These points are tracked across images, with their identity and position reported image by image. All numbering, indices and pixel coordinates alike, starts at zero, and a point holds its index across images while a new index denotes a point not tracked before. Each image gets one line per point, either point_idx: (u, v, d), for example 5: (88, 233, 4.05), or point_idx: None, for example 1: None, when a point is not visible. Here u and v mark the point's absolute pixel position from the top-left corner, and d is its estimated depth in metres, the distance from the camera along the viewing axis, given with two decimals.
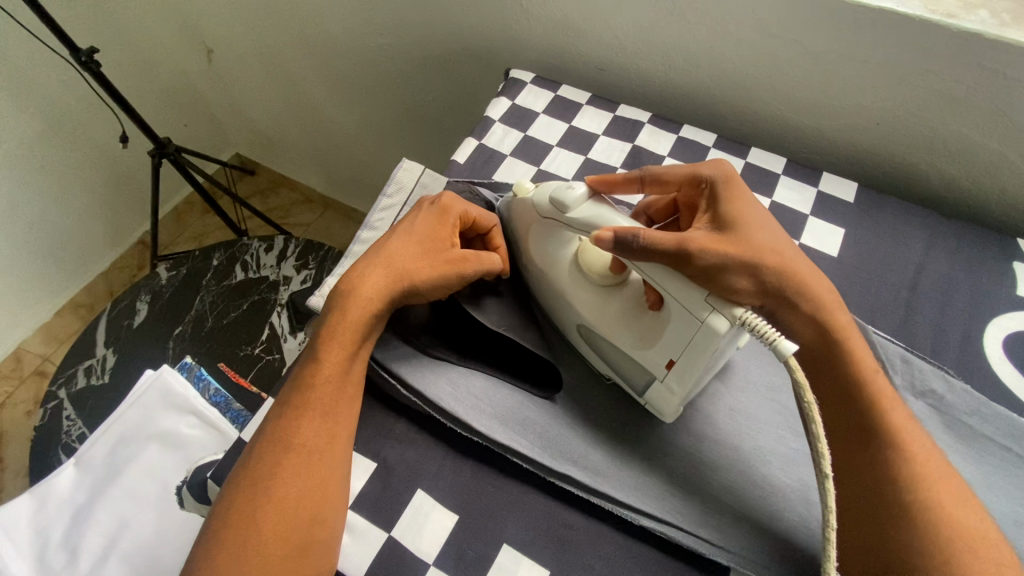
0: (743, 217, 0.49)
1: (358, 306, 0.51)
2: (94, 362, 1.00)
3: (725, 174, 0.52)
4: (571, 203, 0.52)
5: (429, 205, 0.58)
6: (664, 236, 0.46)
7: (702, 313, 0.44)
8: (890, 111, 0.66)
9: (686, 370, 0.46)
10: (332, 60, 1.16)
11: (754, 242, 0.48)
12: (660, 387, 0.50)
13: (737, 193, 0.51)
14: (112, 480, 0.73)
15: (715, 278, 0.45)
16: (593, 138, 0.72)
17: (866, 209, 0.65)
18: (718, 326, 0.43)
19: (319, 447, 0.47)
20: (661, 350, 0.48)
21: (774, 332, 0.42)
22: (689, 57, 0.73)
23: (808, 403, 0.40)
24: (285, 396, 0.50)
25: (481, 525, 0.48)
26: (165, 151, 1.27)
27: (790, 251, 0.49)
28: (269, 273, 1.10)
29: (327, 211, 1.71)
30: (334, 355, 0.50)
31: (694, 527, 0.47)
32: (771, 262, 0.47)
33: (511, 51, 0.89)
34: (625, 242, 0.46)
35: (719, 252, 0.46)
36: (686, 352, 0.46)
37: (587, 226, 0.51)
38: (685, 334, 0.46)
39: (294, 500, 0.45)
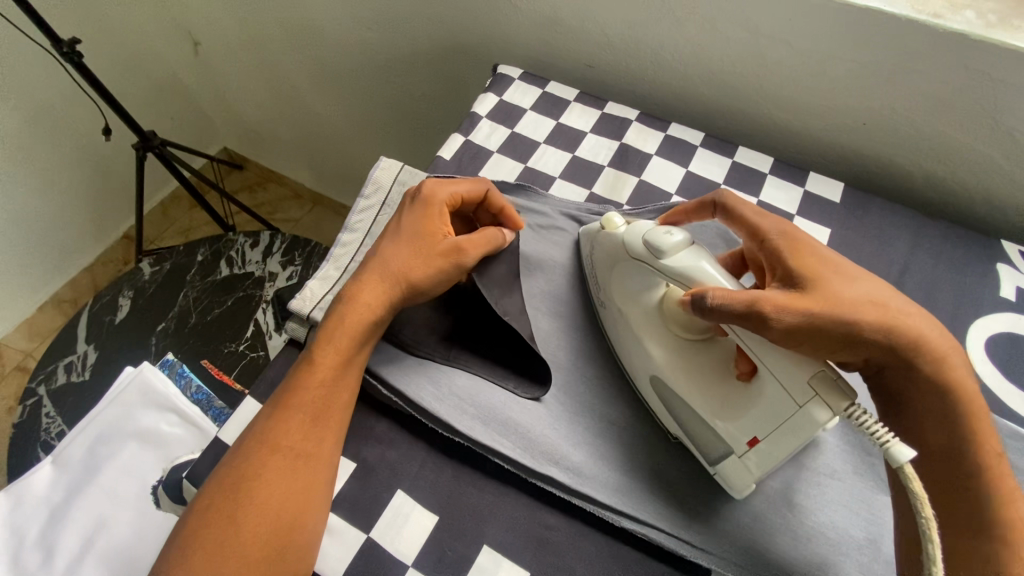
0: (818, 275, 0.45)
1: (356, 311, 0.51)
2: (74, 358, 0.99)
3: (787, 232, 0.49)
4: (667, 248, 0.50)
5: (412, 202, 0.57)
6: (742, 297, 0.43)
7: (800, 398, 0.42)
8: (876, 111, 0.66)
9: (773, 451, 0.44)
10: (320, 54, 1.14)
11: (843, 298, 0.44)
12: (735, 462, 0.46)
13: (808, 249, 0.47)
14: (89, 479, 0.72)
15: (798, 339, 0.43)
16: (581, 135, 0.71)
17: (851, 209, 0.65)
18: (820, 417, 0.41)
19: (308, 451, 0.46)
20: (748, 422, 0.46)
21: (887, 433, 0.39)
22: (678, 55, 0.72)
23: (926, 516, 0.38)
24: (274, 401, 0.49)
25: (461, 526, 0.47)
26: (150, 145, 1.25)
27: (894, 302, 0.45)
28: (254, 269, 1.08)
29: (316, 207, 1.69)
30: (328, 357, 0.49)
31: (676, 530, 0.47)
32: (873, 317, 0.43)
33: (499, 47, 0.88)
34: (698, 303, 0.45)
35: (801, 311, 0.43)
36: (778, 432, 0.44)
37: (682, 276, 0.49)
38: (779, 413, 0.44)
39: (278, 503, 0.44)
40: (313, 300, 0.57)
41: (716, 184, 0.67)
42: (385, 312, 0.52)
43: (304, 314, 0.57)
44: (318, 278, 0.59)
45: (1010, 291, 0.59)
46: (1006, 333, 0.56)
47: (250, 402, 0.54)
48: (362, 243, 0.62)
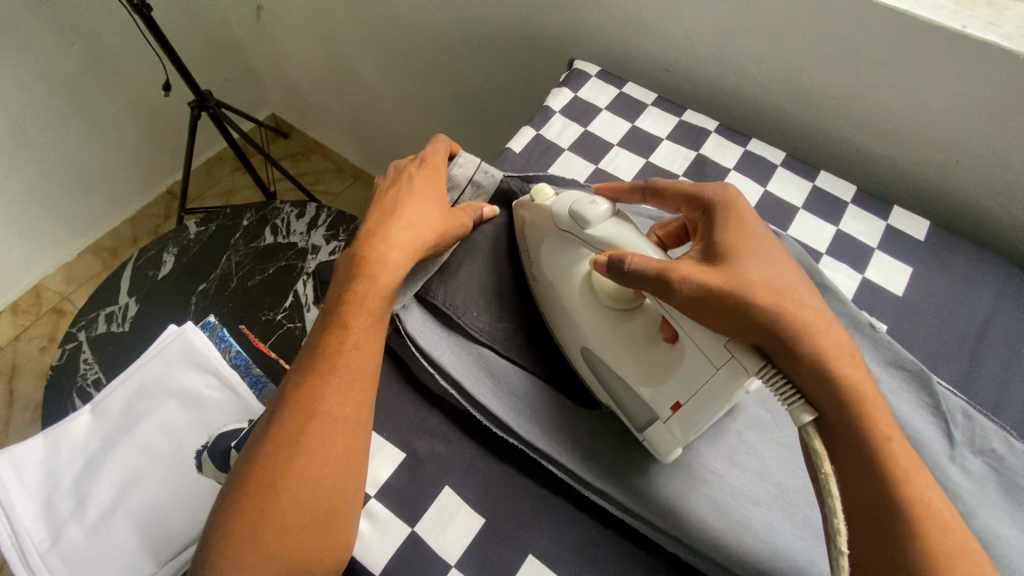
0: (736, 248, 0.44)
1: (387, 268, 0.52)
2: (116, 308, 1.00)
3: (728, 201, 0.48)
4: (592, 218, 0.51)
5: (419, 167, 0.60)
6: (650, 262, 0.45)
7: (716, 358, 0.42)
8: (974, 150, 0.62)
9: (695, 414, 0.44)
10: (384, 30, 1.13)
11: (745, 277, 0.42)
12: (662, 427, 0.47)
13: (737, 222, 0.46)
14: (126, 432, 0.72)
15: (703, 310, 0.42)
16: (657, 141, 0.69)
17: (936, 249, 0.62)
18: (733, 377, 0.41)
19: (346, 415, 0.46)
20: (669, 389, 0.46)
21: (792, 394, 0.40)
22: (765, 69, 0.70)
23: (825, 474, 0.37)
24: (307, 370, 0.48)
25: (508, 532, 0.46)
26: (204, 105, 1.25)
27: (792, 288, 0.42)
28: (298, 240, 1.08)
29: (357, 182, 1.68)
30: (362, 321, 0.50)
31: (733, 564, 0.45)
32: (757, 300, 0.41)
33: (575, 41, 0.86)
34: (614, 265, 0.47)
35: (703, 284, 0.42)
36: (697, 398, 0.44)
37: (607, 244, 0.50)
38: (699, 376, 0.44)
39: (317, 472, 0.43)
40: None
41: (795, 208, 0.64)
42: (410, 262, 0.53)
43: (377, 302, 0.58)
44: None
45: None
46: None
47: None
48: None
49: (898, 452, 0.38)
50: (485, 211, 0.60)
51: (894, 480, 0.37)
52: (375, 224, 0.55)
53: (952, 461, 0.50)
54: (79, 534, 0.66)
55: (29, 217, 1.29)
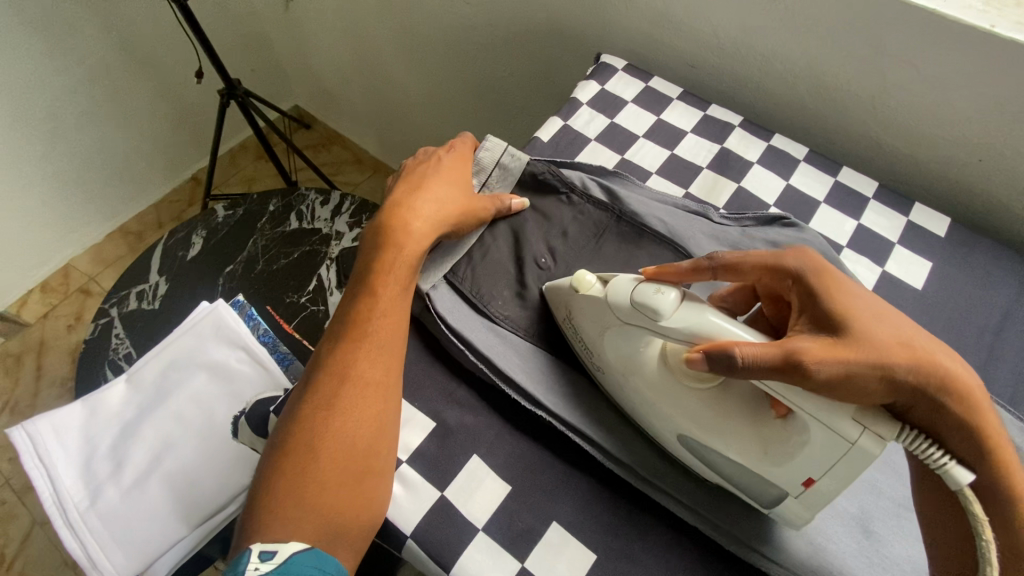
0: (851, 311, 0.42)
1: (414, 241, 0.54)
2: (146, 287, 1.03)
3: (815, 264, 0.45)
4: (664, 310, 0.46)
5: (446, 152, 0.63)
6: (767, 353, 0.39)
7: (851, 434, 0.38)
8: (996, 148, 0.64)
9: (834, 487, 0.41)
10: (412, 24, 1.16)
11: (874, 340, 0.40)
12: (792, 504, 0.44)
13: (835, 283, 0.44)
14: (160, 402, 0.75)
15: (837, 389, 0.39)
16: (681, 134, 0.71)
17: (956, 245, 0.63)
18: (870, 448, 0.38)
19: (377, 380, 0.48)
20: (795, 467, 0.42)
21: (942, 457, 0.38)
22: (790, 66, 0.71)
23: (986, 540, 0.37)
24: (339, 336, 0.51)
25: (534, 500, 0.48)
26: (234, 93, 1.28)
27: (915, 341, 0.41)
28: (322, 226, 1.11)
29: (376, 173, 1.71)
30: (391, 291, 0.52)
31: (749, 537, 0.46)
32: (895, 362, 0.39)
33: (601, 36, 0.87)
34: (720, 363, 0.41)
35: (840, 362, 0.39)
36: (832, 473, 0.40)
37: (688, 333, 0.45)
38: (830, 452, 0.40)
39: (351, 432, 0.46)
40: None
41: (817, 202, 0.65)
42: (434, 236, 0.56)
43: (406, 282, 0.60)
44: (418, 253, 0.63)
45: None
46: None
47: None
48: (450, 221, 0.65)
49: (1023, 485, 0.40)
50: (513, 203, 0.61)
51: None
52: (401, 201, 0.58)
53: None
54: (115, 496, 0.68)
55: (62, 198, 1.33)
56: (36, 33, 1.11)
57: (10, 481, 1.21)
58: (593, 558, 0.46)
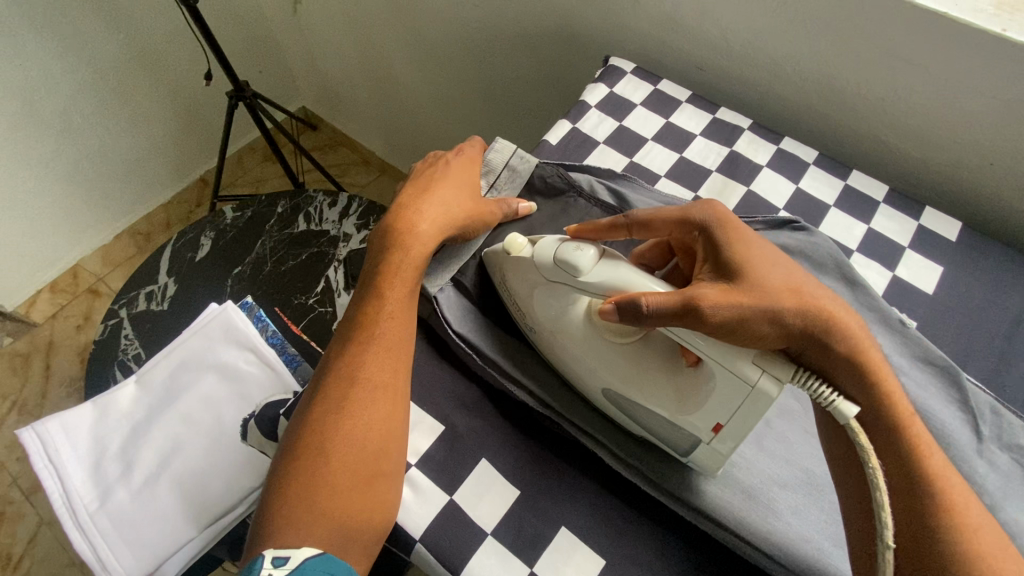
0: (749, 259, 0.44)
1: (419, 242, 0.55)
2: (155, 288, 1.04)
3: (721, 217, 0.47)
4: (583, 267, 0.49)
5: (455, 154, 0.63)
6: (669, 298, 0.42)
7: (751, 376, 0.40)
8: (1009, 153, 0.63)
9: (740, 430, 0.43)
10: (420, 27, 1.16)
11: (768, 285, 0.42)
12: (706, 450, 0.46)
13: (737, 232, 0.45)
14: (170, 403, 0.75)
15: (734, 333, 0.41)
16: (690, 137, 0.70)
17: (968, 250, 0.63)
18: (769, 389, 0.40)
19: (384, 382, 0.48)
20: (705, 414, 0.44)
21: (832, 394, 0.40)
22: (799, 69, 0.71)
23: (874, 469, 0.39)
24: (348, 339, 0.51)
25: (542, 505, 0.48)
26: (242, 95, 1.29)
27: (809, 287, 0.43)
28: (330, 227, 1.11)
29: (383, 175, 1.71)
30: (398, 293, 0.52)
31: (760, 544, 0.46)
32: (785, 306, 0.41)
33: (609, 38, 0.87)
34: (628, 310, 0.43)
35: (733, 305, 0.41)
36: (736, 417, 0.42)
37: (605, 290, 0.47)
38: (733, 396, 0.42)
39: (360, 434, 0.46)
40: None
41: (827, 206, 0.65)
42: (440, 239, 0.56)
43: None
44: None
45: None
46: None
47: None
48: None
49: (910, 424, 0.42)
50: (520, 207, 0.62)
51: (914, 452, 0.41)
52: (408, 203, 0.58)
53: (980, 455, 0.50)
54: (125, 497, 0.69)
55: (71, 199, 1.34)
56: (47, 36, 1.12)
57: (18, 480, 1.22)
58: (601, 562, 0.46)
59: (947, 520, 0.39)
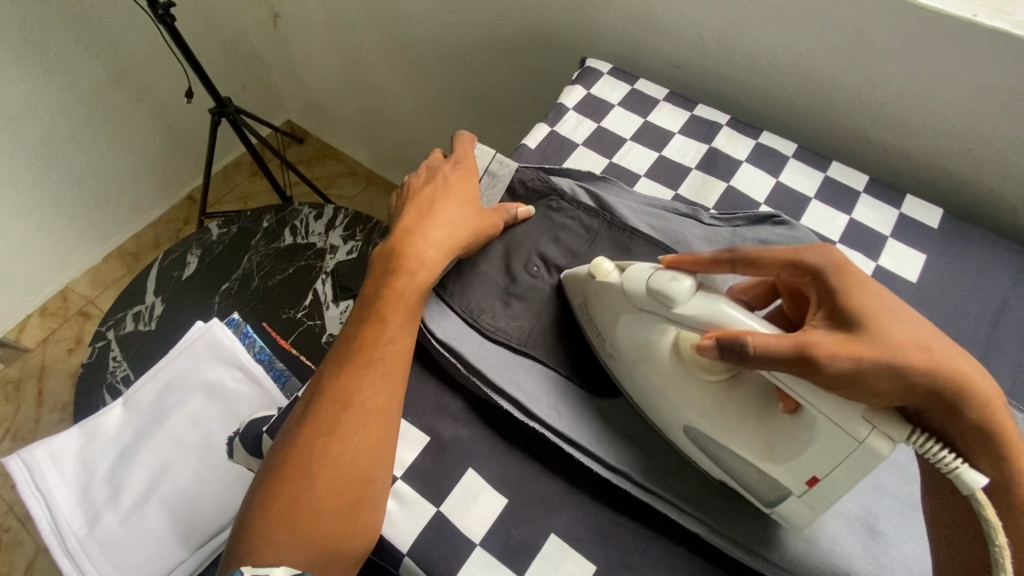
0: (873, 309, 0.39)
1: (425, 267, 0.54)
2: (142, 308, 1.03)
3: (836, 262, 0.42)
4: (678, 297, 0.46)
5: (453, 167, 0.62)
6: (781, 341, 0.39)
7: (860, 432, 0.37)
8: (985, 138, 0.63)
9: (838, 488, 0.40)
10: (400, 36, 1.16)
11: (892, 339, 0.38)
12: (793, 500, 0.43)
13: (859, 278, 0.41)
14: (157, 424, 0.74)
15: (849, 387, 0.38)
16: (669, 135, 0.70)
17: (950, 236, 0.63)
18: (878, 448, 0.37)
19: (378, 407, 0.48)
20: (801, 464, 0.41)
21: (955, 459, 0.36)
22: (775, 62, 0.71)
23: (1001, 547, 0.35)
24: (343, 360, 0.50)
25: (530, 512, 0.47)
26: (225, 111, 1.28)
27: (942, 345, 0.38)
28: (316, 240, 1.11)
29: (371, 185, 1.71)
30: (398, 317, 0.52)
31: (747, 541, 0.46)
32: (915, 367, 0.37)
33: (586, 40, 0.87)
34: (731, 348, 0.40)
35: (850, 358, 0.37)
36: (835, 474, 0.40)
37: (701, 322, 0.45)
38: (835, 450, 0.39)
39: (350, 459, 0.45)
40: None
41: (807, 198, 0.65)
42: (444, 264, 0.55)
43: None
44: None
45: None
46: None
47: None
48: None
49: None
50: (519, 211, 0.61)
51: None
52: (412, 223, 0.57)
53: None
54: (114, 521, 0.68)
55: (57, 222, 1.34)
56: (26, 60, 1.11)
57: (13, 507, 1.21)
58: (592, 568, 0.45)
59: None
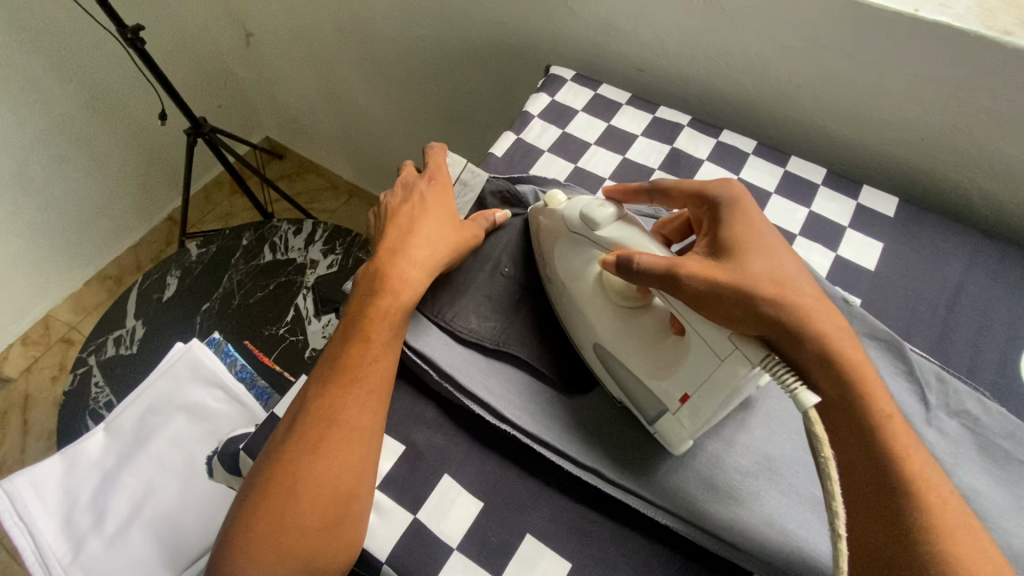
0: (742, 242, 0.46)
1: (407, 284, 0.54)
2: (123, 332, 1.03)
3: (734, 197, 0.50)
4: (601, 221, 0.53)
5: (429, 183, 0.62)
6: (659, 260, 0.46)
7: (721, 350, 0.43)
8: (936, 128, 0.65)
9: (702, 405, 0.45)
10: (371, 51, 1.17)
11: (750, 271, 0.44)
12: (671, 419, 0.48)
13: (741, 216, 0.48)
14: (140, 447, 0.75)
15: (708, 304, 0.44)
16: (632, 138, 0.72)
17: (906, 223, 0.65)
18: (739, 370, 0.42)
19: (363, 424, 0.48)
20: (679, 379, 0.47)
21: (796, 381, 0.39)
22: (732, 63, 0.73)
23: (826, 459, 0.37)
24: (325, 378, 0.50)
25: (506, 514, 0.48)
26: (200, 131, 1.28)
27: (794, 280, 0.45)
28: (296, 255, 1.11)
29: (352, 198, 1.71)
30: (381, 334, 0.52)
31: (719, 530, 0.47)
32: (765, 292, 0.43)
33: (551, 48, 0.89)
34: (625, 265, 0.48)
35: (709, 278, 0.44)
36: (704, 387, 0.45)
37: (614, 245, 0.52)
38: (704, 368, 0.45)
39: (334, 477, 0.46)
40: None
41: (768, 193, 0.67)
42: (428, 281, 0.55)
43: None
44: None
45: None
46: None
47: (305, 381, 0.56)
48: None
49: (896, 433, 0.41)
50: (497, 216, 0.62)
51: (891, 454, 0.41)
52: (393, 244, 0.57)
53: (929, 424, 0.51)
54: (99, 546, 0.69)
55: (35, 250, 1.33)
56: None
57: None
58: (568, 565, 0.46)
59: (924, 518, 0.38)
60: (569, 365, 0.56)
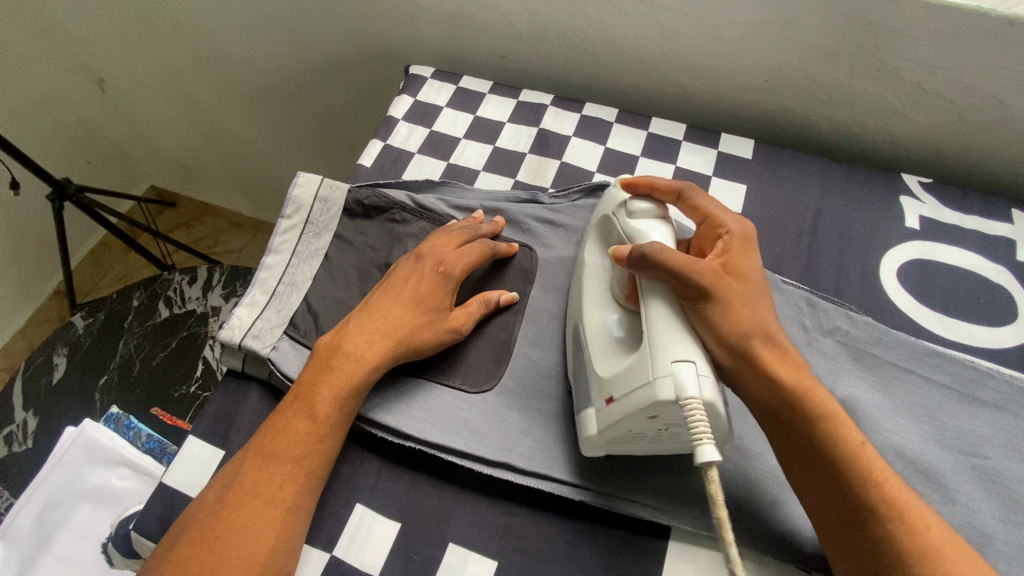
0: (750, 281, 0.47)
1: (357, 365, 0.48)
2: (13, 428, 0.93)
3: (745, 232, 0.49)
4: (636, 213, 0.51)
5: (418, 257, 0.55)
6: (677, 257, 0.44)
7: (662, 369, 0.41)
8: (775, 69, 0.68)
9: (619, 412, 0.43)
10: (233, 77, 1.11)
11: (746, 306, 0.45)
12: (592, 415, 0.46)
13: (749, 252, 0.49)
14: (43, 549, 0.69)
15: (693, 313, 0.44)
16: (500, 126, 0.72)
17: (764, 163, 0.68)
18: (660, 391, 0.40)
19: (291, 503, 0.44)
20: (612, 381, 0.44)
21: (706, 435, 0.39)
22: (583, 36, 0.73)
23: (718, 518, 0.38)
24: (254, 449, 0.46)
25: (425, 526, 0.47)
26: (65, 194, 1.17)
27: (778, 334, 0.46)
28: (195, 306, 1.06)
29: (258, 234, 1.61)
30: (325, 407, 0.47)
31: (631, 493, 0.47)
32: (755, 334, 0.45)
33: (410, 47, 0.88)
34: (639, 251, 0.45)
35: (706, 290, 0.44)
36: (627, 395, 0.42)
37: (635, 237, 0.50)
38: (636, 379, 0.42)
39: (252, 559, 0.41)
40: (242, 328, 0.52)
41: (635, 157, 0.69)
42: (387, 364, 0.49)
43: (235, 344, 0.52)
44: (245, 305, 0.54)
45: (914, 221, 0.63)
46: (914, 261, 0.60)
47: (194, 441, 0.51)
48: (289, 265, 0.57)
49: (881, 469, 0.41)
50: (503, 298, 0.56)
51: (865, 482, 0.41)
52: (366, 297, 0.53)
53: (809, 346, 0.54)
54: None
55: None
56: None
57: None
58: (494, 564, 0.46)
59: (904, 541, 0.38)
60: (473, 361, 0.54)
